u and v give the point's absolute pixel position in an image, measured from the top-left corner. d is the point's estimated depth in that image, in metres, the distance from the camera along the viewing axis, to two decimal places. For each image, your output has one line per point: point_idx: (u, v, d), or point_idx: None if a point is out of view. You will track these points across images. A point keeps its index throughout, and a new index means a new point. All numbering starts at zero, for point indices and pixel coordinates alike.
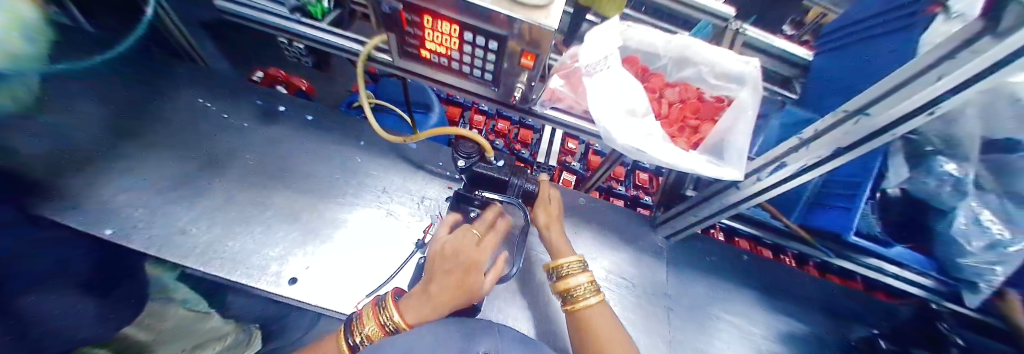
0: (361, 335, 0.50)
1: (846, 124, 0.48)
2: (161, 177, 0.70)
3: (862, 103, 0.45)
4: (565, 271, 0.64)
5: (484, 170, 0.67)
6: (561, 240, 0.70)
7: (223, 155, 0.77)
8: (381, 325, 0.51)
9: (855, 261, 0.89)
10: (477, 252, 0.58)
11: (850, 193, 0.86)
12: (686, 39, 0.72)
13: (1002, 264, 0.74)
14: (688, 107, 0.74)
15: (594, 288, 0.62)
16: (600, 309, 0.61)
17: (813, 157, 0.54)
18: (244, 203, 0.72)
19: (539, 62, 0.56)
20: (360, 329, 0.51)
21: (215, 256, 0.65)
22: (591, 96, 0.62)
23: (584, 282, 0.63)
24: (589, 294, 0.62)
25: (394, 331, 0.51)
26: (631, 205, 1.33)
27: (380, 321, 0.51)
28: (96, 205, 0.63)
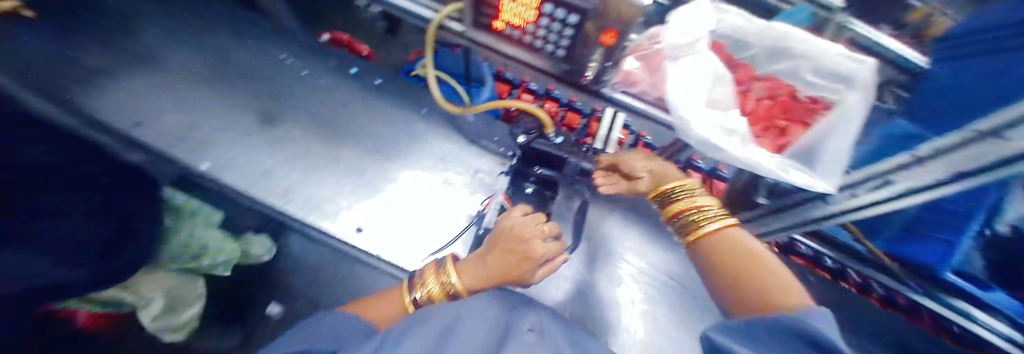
0: (420, 293, 0.52)
1: (978, 144, 0.38)
2: (249, 124, 0.79)
3: (997, 123, 0.36)
4: (675, 198, 0.56)
5: (544, 148, 0.64)
6: (668, 167, 0.62)
7: (300, 108, 0.84)
8: (440, 285, 0.52)
9: (938, 299, 0.78)
10: (542, 247, 0.53)
11: (957, 227, 0.63)
12: (785, 27, 0.62)
13: None
14: (776, 104, 0.66)
15: (720, 214, 0.50)
16: (738, 233, 0.47)
17: (927, 178, 0.45)
18: (315, 156, 0.78)
19: (620, 40, 0.52)
20: (421, 286, 0.52)
21: (291, 200, 0.73)
22: (670, 86, 0.57)
23: (700, 202, 0.52)
24: (712, 220, 0.50)
25: (451, 293, 0.51)
26: None
27: (440, 281, 0.52)
28: (202, 144, 0.74)
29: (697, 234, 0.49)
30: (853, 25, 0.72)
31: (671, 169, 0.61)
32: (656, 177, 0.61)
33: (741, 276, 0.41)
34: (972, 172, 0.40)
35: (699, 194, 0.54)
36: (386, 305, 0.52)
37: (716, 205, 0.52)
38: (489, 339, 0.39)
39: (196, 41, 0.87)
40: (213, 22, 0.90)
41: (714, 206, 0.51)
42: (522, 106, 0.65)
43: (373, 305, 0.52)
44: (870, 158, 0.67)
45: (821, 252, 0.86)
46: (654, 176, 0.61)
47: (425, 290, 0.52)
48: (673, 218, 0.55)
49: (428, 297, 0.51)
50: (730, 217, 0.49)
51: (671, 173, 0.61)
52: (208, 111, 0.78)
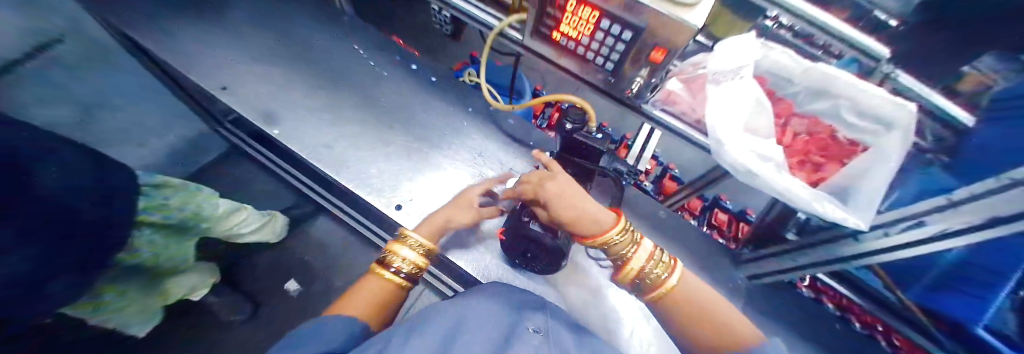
0: (398, 266, 0.56)
1: (1010, 191, 0.40)
2: (316, 100, 0.88)
3: None
4: (620, 254, 0.51)
5: (583, 139, 0.67)
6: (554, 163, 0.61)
7: (362, 93, 0.93)
8: (415, 250, 0.59)
9: None
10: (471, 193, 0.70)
11: (992, 285, 0.60)
12: (832, 70, 0.63)
13: None
14: (815, 141, 0.70)
15: (664, 261, 0.49)
16: (688, 285, 0.48)
17: (960, 220, 0.46)
18: (369, 135, 0.85)
19: (669, 58, 0.57)
20: (396, 257, 0.57)
21: (344, 170, 0.79)
22: (710, 105, 0.60)
23: (650, 254, 0.50)
24: (659, 268, 0.48)
25: (428, 252, 0.61)
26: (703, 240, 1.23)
27: (412, 246, 0.59)
28: (274, 110, 0.82)
29: (662, 294, 0.48)
30: (899, 77, 0.73)
31: (595, 206, 0.52)
32: (567, 202, 0.52)
33: (697, 320, 0.45)
34: (1008, 217, 0.41)
35: (635, 238, 0.51)
36: (370, 289, 0.53)
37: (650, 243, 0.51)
38: (494, 331, 0.34)
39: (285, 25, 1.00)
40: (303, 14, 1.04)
41: (662, 255, 0.50)
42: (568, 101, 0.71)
43: (353, 298, 0.51)
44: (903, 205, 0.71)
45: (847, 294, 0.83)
46: (563, 188, 0.53)
47: (404, 261, 0.57)
48: (628, 278, 0.51)
49: (415, 266, 0.58)
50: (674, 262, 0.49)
51: (597, 216, 0.51)
52: (283, 83, 0.88)
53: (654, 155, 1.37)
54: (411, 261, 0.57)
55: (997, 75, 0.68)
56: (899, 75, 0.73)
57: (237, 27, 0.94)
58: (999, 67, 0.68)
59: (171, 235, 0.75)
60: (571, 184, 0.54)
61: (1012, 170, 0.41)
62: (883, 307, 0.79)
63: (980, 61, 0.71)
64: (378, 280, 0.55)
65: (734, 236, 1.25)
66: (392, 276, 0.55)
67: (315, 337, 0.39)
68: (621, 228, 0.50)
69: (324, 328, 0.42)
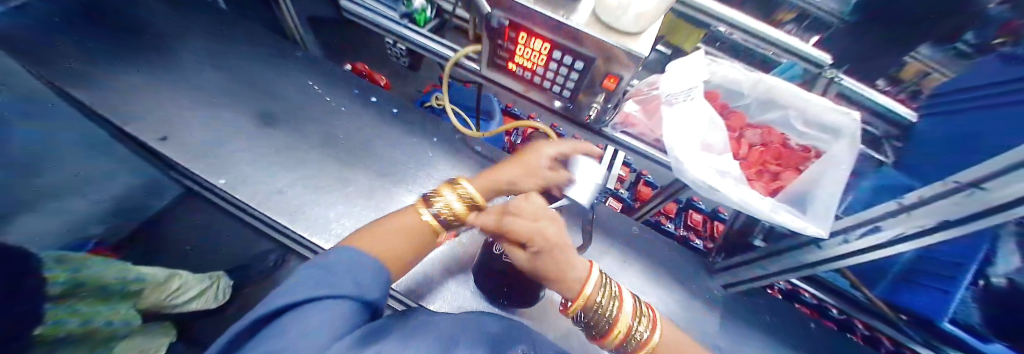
0: (439, 209, 0.55)
1: (956, 194, 0.41)
2: (268, 143, 0.83)
3: (977, 176, 0.39)
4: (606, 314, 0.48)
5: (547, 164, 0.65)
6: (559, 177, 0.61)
7: (319, 131, 0.89)
8: (462, 202, 0.55)
9: None
10: (536, 157, 0.62)
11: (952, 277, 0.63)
12: (780, 82, 0.66)
13: None
14: (769, 151, 0.69)
15: (648, 320, 0.49)
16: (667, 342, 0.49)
17: (914, 225, 0.47)
18: (325, 176, 0.81)
19: (621, 85, 0.58)
20: (440, 201, 0.55)
21: (301, 217, 0.74)
22: (666, 126, 0.61)
23: (633, 313, 0.49)
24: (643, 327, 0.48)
25: (475, 210, 0.56)
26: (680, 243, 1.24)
27: (461, 197, 0.55)
28: (220, 157, 0.77)
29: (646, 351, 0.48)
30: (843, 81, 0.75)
31: (577, 256, 0.49)
32: (554, 252, 0.45)
33: None
34: (958, 220, 0.42)
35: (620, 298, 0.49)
36: (398, 228, 0.52)
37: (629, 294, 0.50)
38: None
39: (231, 66, 0.95)
40: (252, 55, 1.00)
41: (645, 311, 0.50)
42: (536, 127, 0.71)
43: (377, 233, 0.50)
44: (863, 207, 0.75)
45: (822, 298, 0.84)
46: (556, 241, 0.46)
47: (447, 209, 0.55)
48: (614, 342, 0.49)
49: (452, 218, 0.55)
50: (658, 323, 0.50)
51: (580, 269, 0.48)
52: (232, 127, 0.82)
53: (626, 162, 1.39)
54: (451, 210, 0.55)
55: (936, 64, 0.72)
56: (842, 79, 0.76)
57: (175, 70, 0.87)
58: (939, 56, 0.72)
59: (104, 301, 0.80)
60: (562, 236, 0.47)
61: (956, 175, 0.42)
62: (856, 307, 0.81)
63: (918, 52, 0.73)
64: (417, 219, 0.54)
65: (710, 235, 1.28)
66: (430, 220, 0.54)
67: (337, 275, 0.40)
68: (596, 283, 0.48)
69: (347, 262, 0.43)
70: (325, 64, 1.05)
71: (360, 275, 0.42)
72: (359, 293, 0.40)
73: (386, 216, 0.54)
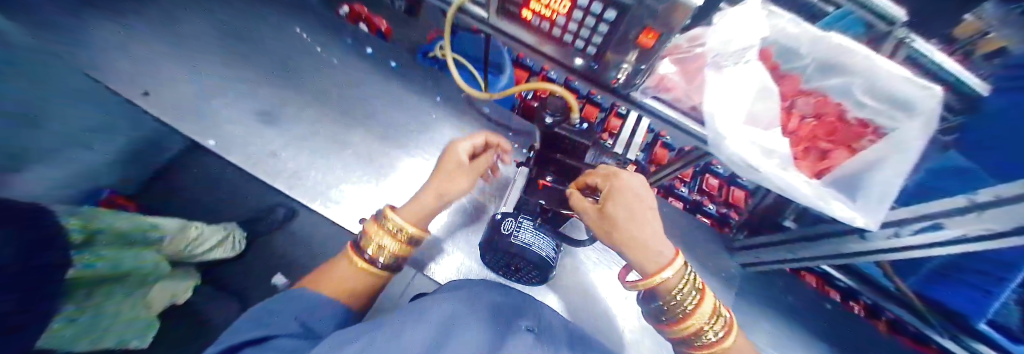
0: (373, 253, 0.46)
1: None
2: (256, 100, 0.75)
3: None
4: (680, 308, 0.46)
5: (563, 133, 0.56)
6: (629, 181, 0.47)
7: (312, 86, 0.81)
8: (395, 238, 0.47)
9: (954, 340, 0.73)
10: (462, 163, 0.52)
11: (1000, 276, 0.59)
12: (844, 41, 0.56)
13: None
14: (823, 125, 0.62)
15: (723, 320, 0.47)
16: (738, 348, 0.46)
17: (982, 226, 0.41)
18: (322, 138, 0.75)
19: (662, 42, 0.48)
20: (370, 242, 0.47)
21: (299, 183, 0.70)
22: (707, 94, 0.51)
23: (710, 312, 0.46)
24: (717, 327, 0.46)
25: (413, 240, 0.49)
26: (691, 210, 1.20)
27: (392, 232, 0.47)
28: (205, 116, 0.70)
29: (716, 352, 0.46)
30: (914, 43, 0.67)
31: (664, 243, 0.46)
32: (628, 207, 0.45)
33: None
34: None
35: (700, 294, 0.46)
36: (337, 277, 0.45)
37: (707, 294, 0.46)
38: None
39: (205, 7, 0.83)
40: None
41: (720, 316, 0.47)
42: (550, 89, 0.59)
43: (319, 283, 0.44)
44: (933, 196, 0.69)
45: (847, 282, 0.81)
46: (631, 198, 0.46)
47: (380, 249, 0.47)
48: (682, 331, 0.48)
49: (393, 256, 0.48)
50: (731, 324, 0.47)
51: (662, 247, 0.46)
52: (217, 81, 0.74)
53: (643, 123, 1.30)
54: (388, 249, 0.47)
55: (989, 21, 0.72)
56: (915, 41, 0.67)
57: (143, 10, 0.76)
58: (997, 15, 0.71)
59: (131, 248, 0.70)
60: (645, 193, 0.48)
61: None
62: (882, 293, 0.78)
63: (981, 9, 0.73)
64: (350, 266, 0.46)
65: (725, 201, 1.23)
66: (364, 264, 0.46)
67: (277, 320, 0.35)
68: (676, 270, 0.45)
69: (287, 305, 0.38)
70: (312, 6, 0.93)
71: (313, 318, 0.37)
72: (311, 335, 0.35)
73: (323, 264, 0.48)
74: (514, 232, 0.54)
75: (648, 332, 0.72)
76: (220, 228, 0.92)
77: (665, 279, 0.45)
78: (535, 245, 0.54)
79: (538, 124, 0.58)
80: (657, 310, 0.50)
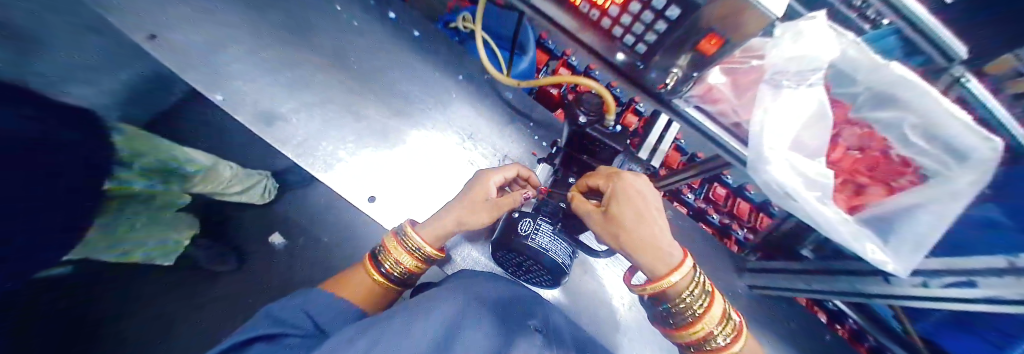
0: (389, 268, 0.54)
1: None
2: (268, 57, 0.70)
3: None
4: (690, 310, 0.45)
5: (597, 135, 0.52)
6: (629, 182, 0.46)
7: (328, 47, 0.75)
8: (411, 256, 0.54)
9: None
10: (485, 196, 0.54)
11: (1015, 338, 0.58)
12: (907, 73, 0.49)
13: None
14: (867, 158, 0.62)
15: (733, 327, 0.45)
16: (746, 352, 0.45)
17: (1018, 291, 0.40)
18: (335, 106, 0.71)
19: (724, 51, 0.43)
20: (387, 257, 0.54)
21: (308, 153, 0.66)
22: (759, 113, 0.48)
23: (719, 317, 0.45)
24: (726, 333, 0.45)
25: (427, 258, 0.55)
26: (694, 217, 1.16)
27: (410, 251, 0.54)
28: (213, 68, 0.65)
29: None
30: (968, 84, 0.65)
31: (673, 245, 0.45)
32: (633, 210, 0.45)
33: None
34: None
35: (709, 296, 0.45)
36: (357, 284, 0.53)
37: (714, 299, 0.45)
38: None
39: None
40: None
41: (729, 319, 0.46)
42: (585, 85, 0.55)
43: (341, 287, 0.52)
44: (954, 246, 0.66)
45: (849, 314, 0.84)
46: (632, 205, 0.45)
47: (395, 264, 0.54)
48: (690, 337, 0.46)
49: (405, 271, 0.54)
50: (741, 332, 0.45)
51: (667, 249, 0.45)
52: (224, 31, 0.68)
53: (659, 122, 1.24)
54: (401, 264, 0.54)
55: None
56: (970, 81, 0.66)
57: None
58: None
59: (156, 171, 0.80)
60: (648, 196, 0.47)
61: None
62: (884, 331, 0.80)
63: None
64: (366, 277, 0.54)
65: (730, 212, 1.20)
66: (380, 278, 0.54)
67: (291, 318, 0.41)
68: (684, 271, 0.44)
69: (310, 299, 0.45)
70: None
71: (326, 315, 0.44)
72: (318, 330, 0.41)
73: (343, 272, 0.56)
74: (530, 235, 0.52)
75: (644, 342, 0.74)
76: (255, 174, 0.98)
77: (675, 280, 0.44)
78: (553, 251, 0.52)
79: (568, 122, 0.54)
80: (666, 313, 0.49)
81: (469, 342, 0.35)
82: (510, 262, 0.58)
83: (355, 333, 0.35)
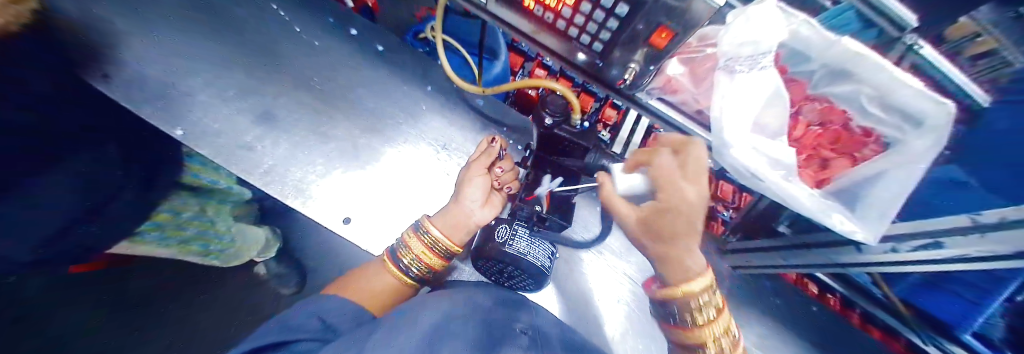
0: (408, 264, 0.54)
1: None
2: (228, 85, 0.69)
3: None
4: (697, 314, 0.40)
5: (565, 135, 0.51)
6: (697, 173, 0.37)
7: (293, 70, 0.75)
8: (431, 251, 0.54)
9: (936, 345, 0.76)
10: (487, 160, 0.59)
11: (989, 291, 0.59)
12: (857, 47, 0.51)
13: (857, 268, 0.56)
14: (827, 133, 0.61)
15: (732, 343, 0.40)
16: None
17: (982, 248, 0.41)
18: (304, 129, 0.70)
19: (676, 41, 0.44)
20: (408, 253, 0.54)
21: (276, 179, 0.65)
22: (715, 99, 0.49)
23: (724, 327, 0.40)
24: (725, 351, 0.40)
25: (445, 254, 0.55)
26: None
27: (432, 248, 0.54)
28: (172, 102, 0.63)
29: None
30: (921, 51, 0.60)
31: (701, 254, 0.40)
32: (682, 213, 0.37)
33: None
34: None
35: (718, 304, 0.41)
36: (372, 285, 0.52)
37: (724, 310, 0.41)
38: None
39: None
40: None
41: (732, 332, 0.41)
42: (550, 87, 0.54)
43: (357, 287, 0.51)
44: (923, 209, 0.67)
45: (834, 285, 0.85)
46: (675, 205, 0.37)
47: (415, 259, 0.54)
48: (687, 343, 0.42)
49: (425, 267, 0.55)
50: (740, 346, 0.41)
51: (696, 257, 0.40)
52: (183, 62, 0.67)
53: None
54: (423, 261, 0.54)
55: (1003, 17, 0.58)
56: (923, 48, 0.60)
57: None
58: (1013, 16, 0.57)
59: (203, 195, 0.72)
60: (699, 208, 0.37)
61: None
62: (870, 300, 0.81)
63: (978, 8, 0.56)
64: (384, 273, 0.54)
65: (713, 195, 1.21)
66: (399, 274, 0.54)
67: (301, 321, 0.40)
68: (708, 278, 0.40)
69: (314, 306, 0.44)
70: None
71: (334, 315, 0.44)
72: (329, 333, 0.40)
73: (351, 275, 0.55)
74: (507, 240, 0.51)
75: (634, 334, 0.74)
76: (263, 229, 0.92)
77: (696, 290, 0.39)
78: (531, 255, 0.52)
79: (536, 126, 0.53)
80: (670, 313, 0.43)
81: (455, 344, 0.35)
82: (490, 268, 0.57)
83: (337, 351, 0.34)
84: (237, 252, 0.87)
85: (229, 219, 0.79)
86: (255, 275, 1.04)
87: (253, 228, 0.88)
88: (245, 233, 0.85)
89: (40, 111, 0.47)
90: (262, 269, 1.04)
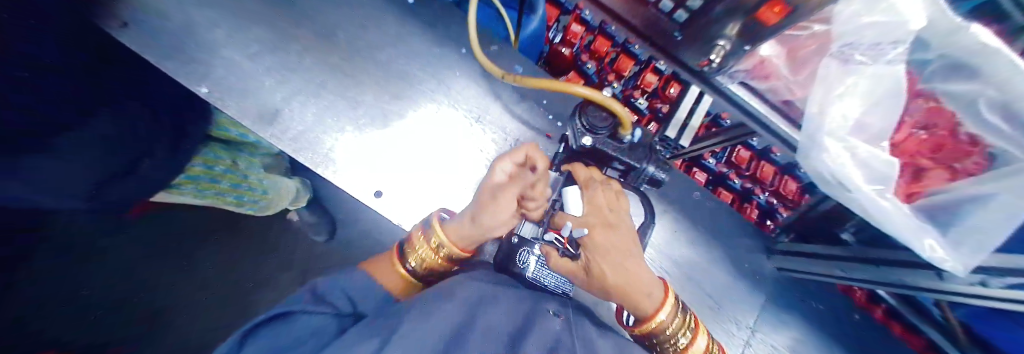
0: (414, 264, 0.50)
1: None
2: (248, 39, 0.63)
3: None
4: (671, 344, 0.43)
5: (609, 151, 0.49)
6: (614, 201, 0.48)
7: (315, 20, 0.67)
8: (438, 253, 0.49)
9: None
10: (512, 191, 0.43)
11: None
12: (991, 40, 0.38)
13: (929, 294, 0.51)
14: (932, 139, 0.53)
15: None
16: None
17: None
18: (332, 92, 0.65)
19: (787, 18, 0.35)
20: (412, 255, 0.50)
21: (308, 148, 0.62)
22: (818, 92, 0.41)
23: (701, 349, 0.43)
24: None
25: (455, 258, 0.50)
26: (712, 182, 1.13)
27: (434, 247, 0.49)
28: (195, 58, 0.60)
29: None
30: None
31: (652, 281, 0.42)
32: (615, 264, 0.42)
33: None
34: None
35: (694, 328, 0.43)
36: (385, 273, 0.48)
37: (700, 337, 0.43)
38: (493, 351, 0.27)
39: None
40: None
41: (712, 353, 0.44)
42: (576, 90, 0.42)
43: (377, 270, 0.49)
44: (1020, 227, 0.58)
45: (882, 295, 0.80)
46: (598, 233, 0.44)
47: (422, 262, 0.50)
48: None
49: (430, 269, 0.50)
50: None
51: (650, 288, 0.42)
52: (197, 11, 0.61)
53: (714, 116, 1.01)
54: (429, 264, 0.50)
55: None
56: None
57: None
58: None
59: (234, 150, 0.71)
60: (629, 239, 0.45)
61: None
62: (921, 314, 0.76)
63: None
64: (389, 270, 0.50)
65: (754, 175, 1.10)
66: (405, 273, 0.49)
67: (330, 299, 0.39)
68: (671, 309, 0.42)
69: (340, 285, 0.43)
70: None
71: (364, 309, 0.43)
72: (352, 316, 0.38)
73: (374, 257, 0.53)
74: (527, 263, 0.49)
75: None
76: (294, 183, 0.91)
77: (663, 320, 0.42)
78: (549, 282, 0.49)
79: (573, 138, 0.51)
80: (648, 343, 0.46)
81: (491, 325, 0.32)
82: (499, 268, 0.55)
83: (372, 323, 0.32)
84: (272, 203, 0.87)
85: (260, 172, 0.79)
86: (289, 229, 1.07)
87: (282, 179, 0.86)
88: (273, 188, 0.83)
89: (41, 110, 0.36)
90: (296, 216, 1.05)
